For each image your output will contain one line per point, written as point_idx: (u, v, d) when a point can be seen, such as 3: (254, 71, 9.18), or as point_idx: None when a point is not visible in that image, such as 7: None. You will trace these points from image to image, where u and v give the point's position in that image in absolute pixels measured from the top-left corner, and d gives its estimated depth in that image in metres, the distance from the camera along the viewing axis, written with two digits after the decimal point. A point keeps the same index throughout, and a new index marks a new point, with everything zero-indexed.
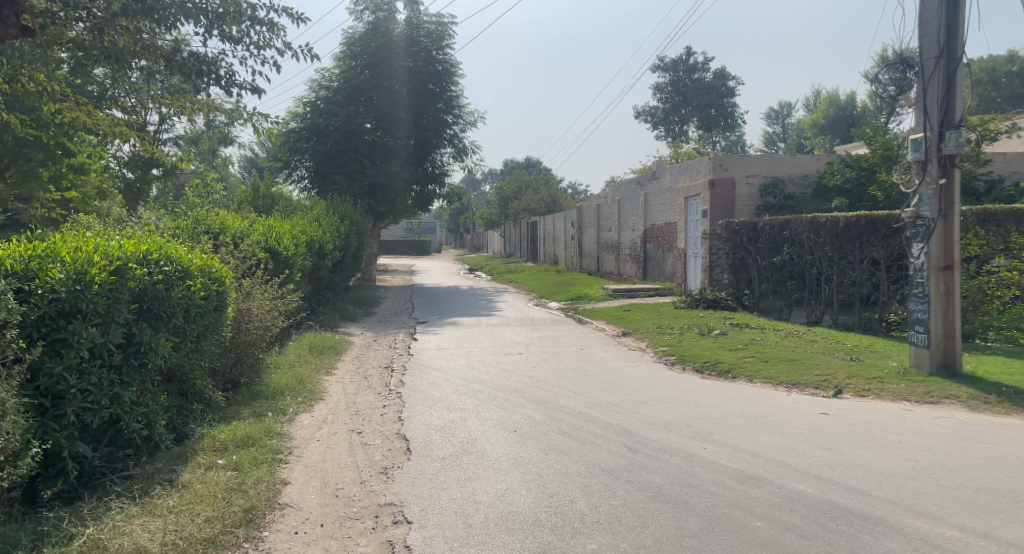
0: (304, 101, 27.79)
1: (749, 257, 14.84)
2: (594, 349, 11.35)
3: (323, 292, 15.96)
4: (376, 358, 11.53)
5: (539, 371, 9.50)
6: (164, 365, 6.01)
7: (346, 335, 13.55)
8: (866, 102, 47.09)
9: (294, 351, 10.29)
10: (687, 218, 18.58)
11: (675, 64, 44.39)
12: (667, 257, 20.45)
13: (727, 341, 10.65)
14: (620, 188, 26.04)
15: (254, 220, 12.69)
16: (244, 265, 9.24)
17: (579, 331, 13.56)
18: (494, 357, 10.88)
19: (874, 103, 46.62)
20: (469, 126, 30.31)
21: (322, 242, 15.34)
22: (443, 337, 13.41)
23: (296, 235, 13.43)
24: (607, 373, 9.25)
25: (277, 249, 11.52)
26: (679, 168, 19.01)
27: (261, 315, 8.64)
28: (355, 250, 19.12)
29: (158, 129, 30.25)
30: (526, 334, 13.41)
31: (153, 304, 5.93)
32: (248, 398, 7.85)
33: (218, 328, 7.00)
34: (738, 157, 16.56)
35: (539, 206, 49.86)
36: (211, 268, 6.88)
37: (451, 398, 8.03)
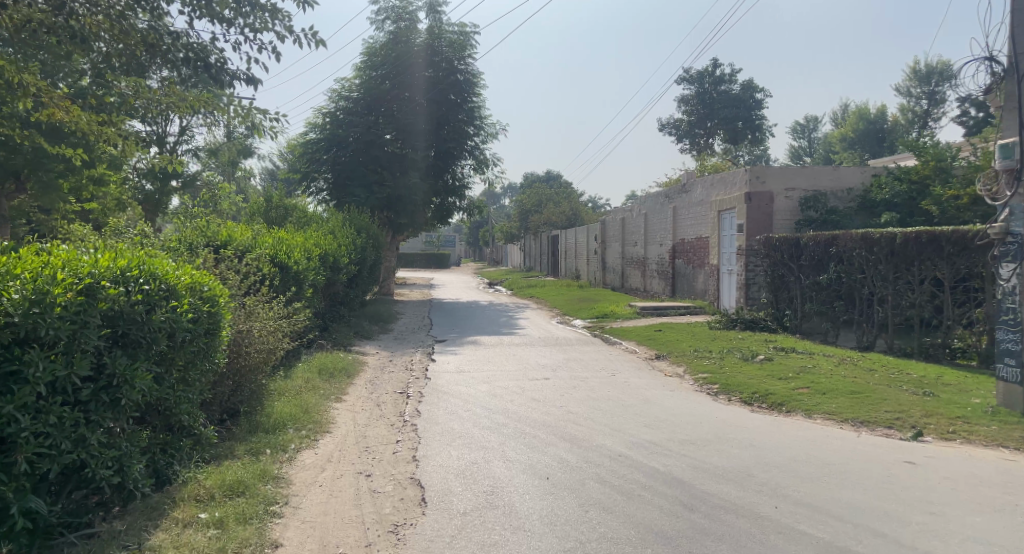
0: (323, 112, 27.23)
1: (791, 275, 13.85)
2: (627, 375, 10.43)
3: (337, 309, 15.18)
4: (391, 381, 10.69)
5: (569, 401, 8.60)
6: (143, 399, 5.23)
7: (359, 355, 12.71)
8: (898, 115, 45.77)
9: (302, 375, 9.47)
10: (720, 233, 17.63)
11: (701, 76, 43.47)
12: (698, 274, 19.50)
13: (775, 368, 9.69)
14: (646, 201, 25.14)
15: (263, 232, 11.95)
16: (247, 282, 8.46)
17: (608, 354, 12.65)
18: (519, 383, 9.99)
19: (905, 116, 45.43)
20: (491, 137, 29.53)
21: (337, 256, 14.56)
22: (463, 358, 12.56)
23: (309, 249, 12.67)
24: (645, 404, 8.33)
25: (287, 264, 10.76)
26: (712, 180, 18.09)
27: (264, 336, 7.84)
28: (372, 264, 18.35)
29: (178, 140, 29.94)
30: (551, 356, 12.51)
31: (130, 329, 5.14)
32: (246, 431, 7.05)
33: (211, 355, 6.22)
34: (776, 169, 15.61)
35: (560, 220, 49.00)
36: (203, 287, 6.10)
37: (472, 433, 7.15)
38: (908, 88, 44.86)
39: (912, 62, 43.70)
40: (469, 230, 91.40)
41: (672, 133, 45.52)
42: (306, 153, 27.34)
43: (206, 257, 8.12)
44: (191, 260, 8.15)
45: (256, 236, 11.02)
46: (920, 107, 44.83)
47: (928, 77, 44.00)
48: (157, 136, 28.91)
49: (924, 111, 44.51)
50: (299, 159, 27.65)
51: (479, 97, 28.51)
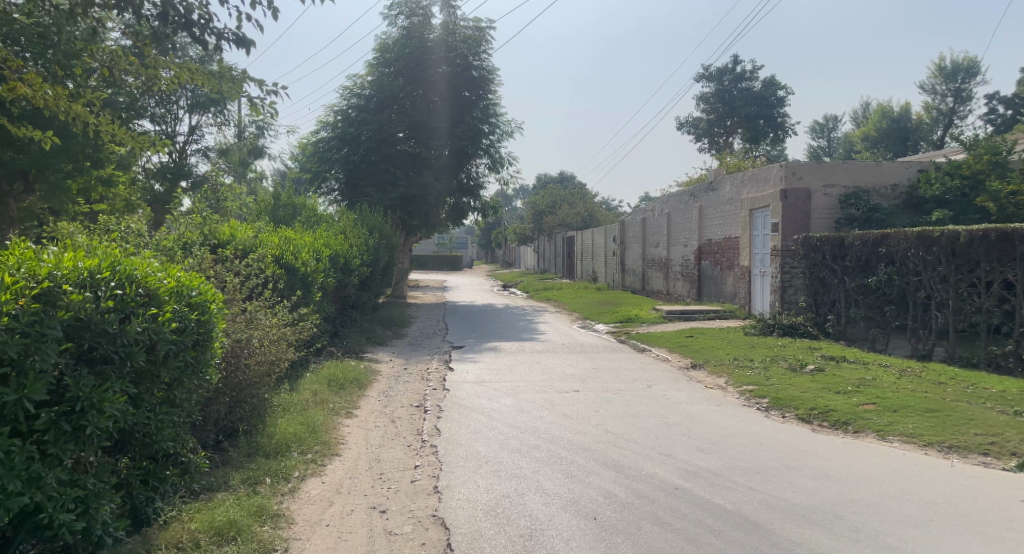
0: (334, 110, 26.49)
1: (833, 277, 12.91)
2: (664, 387, 9.53)
3: (348, 313, 14.37)
4: (406, 393, 9.85)
5: (605, 418, 7.73)
6: (116, 426, 4.45)
7: (372, 363, 11.87)
8: (922, 113, 44.61)
9: (310, 389, 8.61)
10: (753, 233, 16.76)
11: (720, 74, 42.62)
12: (727, 276, 18.59)
13: (830, 381, 8.77)
14: (669, 200, 24.24)
15: (269, 231, 11.18)
16: (249, 285, 7.64)
17: (639, 362, 11.77)
18: (546, 396, 9.10)
19: (929, 115, 44.27)
20: (506, 136, 28.63)
21: (348, 257, 13.73)
22: (483, 366, 11.70)
23: (318, 249, 11.85)
24: (691, 422, 7.41)
25: (294, 265, 9.94)
26: (744, 177, 17.25)
27: (266, 345, 7.03)
28: (385, 266, 17.52)
29: (188, 139, 29.36)
30: (576, 364, 11.61)
31: (99, 342, 4.37)
32: (245, 455, 6.22)
33: (202, 370, 5.41)
34: (814, 164, 14.71)
35: (575, 221, 48.15)
36: (192, 291, 5.30)
37: (501, 458, 6.29)
38: (932, 86, 43.73)
39: (938, 59, 42.49)
40: (481, 232, 90.63)
41: (690, 132, 44.61)
42: (317, 152, 26.61)
43: (204, 257, 7.33)
44: (187, 260, 7.35)
45: (261, 235, 10.25)
46: (944, 105, 43.69)
47: (955, 74, 42.75)
48: (167, 136, 28.34)
49: (950, 109, 43.34)
50: (311, 158, 26.90)
51: (494, 94, 27.69)
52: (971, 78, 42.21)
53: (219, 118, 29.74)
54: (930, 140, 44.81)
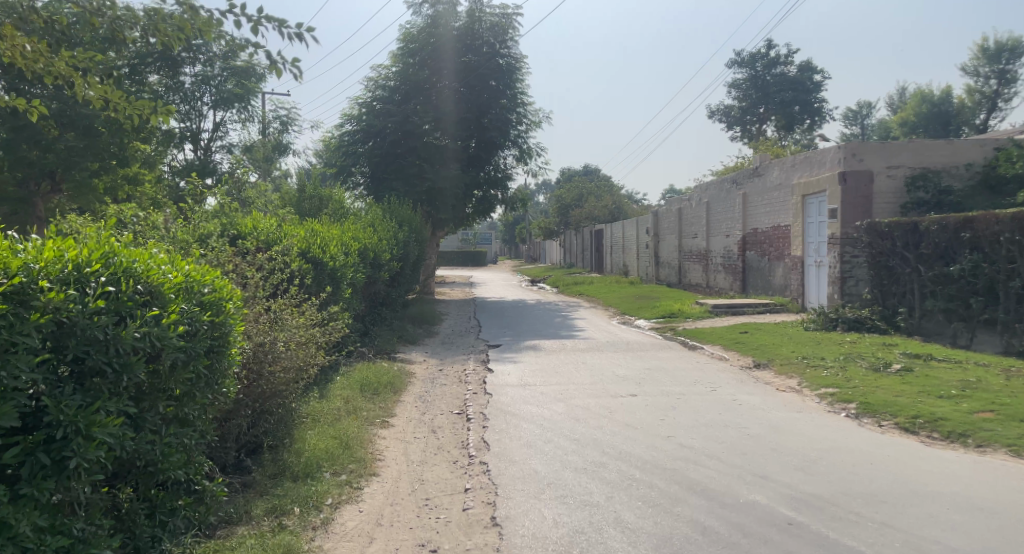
0: (358, 102, 25.68)
1: (906, 266, 11.88)
2: (732, 391, 8.57)
3: (377, 311, 13.53)
4: (444, 398, 8.98)
5: (675, 428, 6.79)
6: (110, 456, 3.60)
7: (405, 365, 11.01)
8: (964, 96, 43.04)
9: (340, 396, 7.76)
10: (806, 221, 15.88)
11: (753, 59, 41.50)
12: (777, 267, 17.65)
13: (925, 382, 7.78)
14: (707, 189, 23.23)
15: (294, 224, 10.39)
16: (272, 282, 6.82)
17: (694, 361, 10.81)
18: (601, 402, 8.15)
19: (972, 98, 42.64)
20: (534, 126, 27.57)
21: (377, 252, 12.89)
22: (525, 367, 10.81)
23: (346, 243, 11.03)
24: (776, 433, 6.44)
25: (321, 259, 9.11)
26: (796, 161, 16.35)
27: (293, 350, 6.20)
28: (415, 261, 16.64)
29: (211, 136, 28.79)
30: (626, 364, 10.65)
31: (90, 353, 3.50)
32: (269, 477, 5.38)
33: (217, 381, 4.55)
34: (876, 145, 13.89)
35: (603, 214, 47.09)
36: (204, 288, 4.45)
37: (566, 481, 5.38)
38: (975, 67, 42.05)
39: (982, 39, 40.81)
40: (505, 227, 89.74)
41: (722, 120, 43.58)
42: (341, 146, 25.88)
43: (222, 250, 6.51)
44: (204, 254, 6.54)
45: (285, 227, 9.44)
46: (988, 87, 42.05)
47: (999, 55, 41.05)
48: (191, 133, 27.76)
49: (993, 92, 41.68)
50: (336, 152, 26.16)
51: (522, 83, 26.63)
52: (1016, 59, 40.51)
53: (242, 114, 29.17)
54: (973, 124, 43.17)
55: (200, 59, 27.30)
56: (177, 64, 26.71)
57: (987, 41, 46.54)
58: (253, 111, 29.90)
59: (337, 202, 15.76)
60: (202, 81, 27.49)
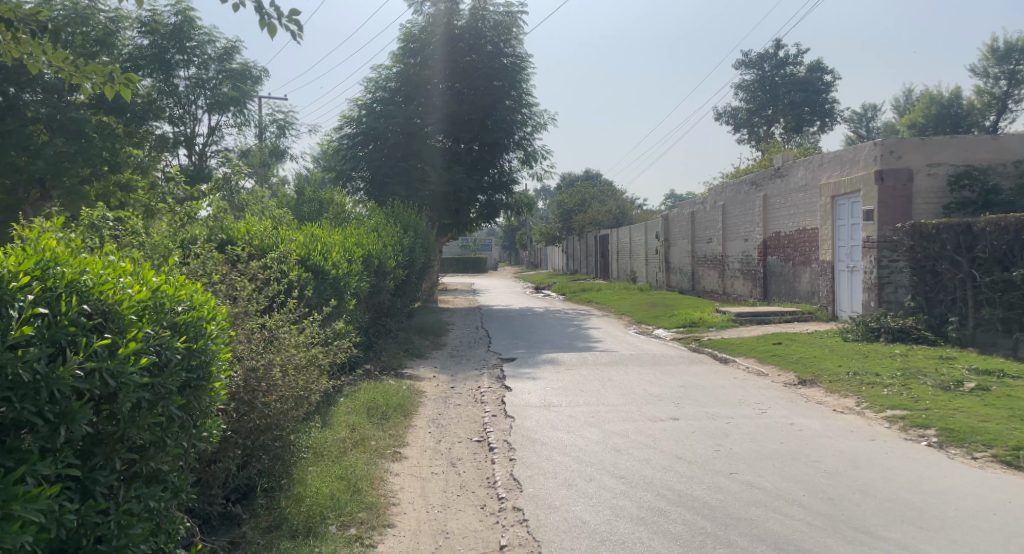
0: (359, 104, 24.73)
1: (957, 271, 11.09)
2: (784, 412, 7.65)
3: (383, 322, 12.61)
4: (459, 421, 8.04)
5: (735, 460, 5.85)
6: (43, 540, 2.63)
7: (414, 383, 10.03)
8: (973, 98, 42.24)
9: (345, 423, 6.80)
10: (836, 223, 15.08)
11: (761, 60, 40.83)
12: (802, 272, 16.83)
13: (1010, 403, 6.90)
14: (722, 191, 22.39)
15: (292, 229, 9.48)
16: (267, 293, 5.87)
17: (731, 377, 9.89)
18: (641, 428, 7.19)
19: (981, 99, 41.86)
20: (540, 128, 26.69)
21: (382, 259, 11.96)
22: (545, 383, 9.88)
23: (349, 249, 10.09)
24: (859, 470, 5.48)
25: (322, 268, 8.19)
26: (824, 159, 15.54)
27: (291, 375, 5.22)
28: (422, 268, 15.69)
29: (207, 140, 27.96)
30: (657, 380, 9.68)
31: (14, 399, 2.56)
32: (263, 535, 4.38)
33: (196, 425, 3.53)
34: (915, 142, 13.14)
35: (606, 219, 46.15)
36: (178, 305, 3.46)
37: (621, 534, 4.44)
38: (984, 68, 41.27)
39: (991, 40, 40.02)
40: (505, 234, 88.68)
41: (728, 123, 42.86)
42: (341, 150, 24.98)
43: (210, 257, 5.59)
44: (186, 262, 5.63)
45: (282, 231, 8.51)
46: (997, 89, 41.30)
47: (1008, 56, 40.26)
48: (185, 138, 26.87)
49: (1003, 93, 40.88)
50: (336, 156, 25.21)
51: (528, 83, 25.71)
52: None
53: (239, 118, 28.28)
54: (982, 126, 42.33)
55: (195, 62, 26.47)
56: (172, 67, 25.87)
57: (994, 41, 45.79)
58: (250, 115, 29.01)
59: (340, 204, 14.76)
60: (196, 84, 26.61)
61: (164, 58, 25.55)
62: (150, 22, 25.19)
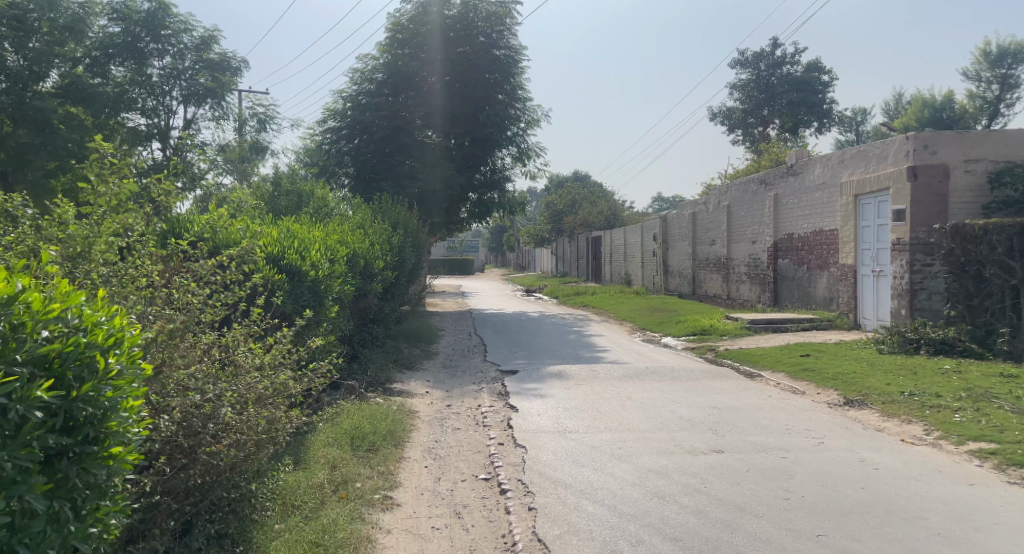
0: (343, 96, 23.36)
1: (1009, 277, 10.07)
2: (844, 443, 6.48)
3: (368, 329, 11.35)
4: (461, 452, 6.79)
5: (814, 514, 4.66)
6: None
7: (405, 401, 8.76)
8: (966, 101, 41.56)
9: (323, 460, 5.53)
10: (859, 223, 14.01)
11: (757, 60, 39.93)
12: (819, 276, 15.77)
13: None
14: (728, 191, 21.28)
15: (266, 223, 8.22)
16: (227, 298, 4.63)
17: (765, 396, 8.70)
18: (681, 464, 5.96)
19: (973, 103, 41.11)
20: (534, 124, 25.44)
21: (369, 259, 10.71)
22: (555, 402, 8.64)
23: (330, 247, 8.83)
24: (981, 532, 4.30)
25: (299, 268, 6.94)
26: (846, 155, 14.46)
27: (247, 410, 3.94)
28: (410, 269, 14.41)
29: (184, 134, 26.54)
30: (683, 400, 8.45)
31: None
32: None
33: (82, 510, 2.43)
34: (951, 134, 12.07)
35: (597, 221, 44.96)
36: (56, 326, 2.33)
37: None
38: (977, 72, 40.54)
39: (986, 43, 39.31)
40: (492, 235, 87.32)
41: (723, 123, 41.93)
42: (324, 145, 23.60)
43: (150, 250, 4.34)
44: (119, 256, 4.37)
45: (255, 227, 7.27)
46: (989, 92, 40.63)
47: (1001, 59, 39.53)
48: (159, 131, 25.37)
49: (996, 97, 40.20)
50: (318, 151, 23.83)
51: (521, 77, 24.48)
52: (1020, 63, 38.99)
53: (217, 111, 26.84)
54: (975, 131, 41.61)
55: (170, 51, 25.06)
56: (145, 56, 24.43)
57: (987, 43, 45.05)
58: (228, 108, 27.54)
59: (312, 191, 13.29)
60: (171, 74, 25.18)
61: (137, 47, 24.09)
62: (122, 8, 23.72)
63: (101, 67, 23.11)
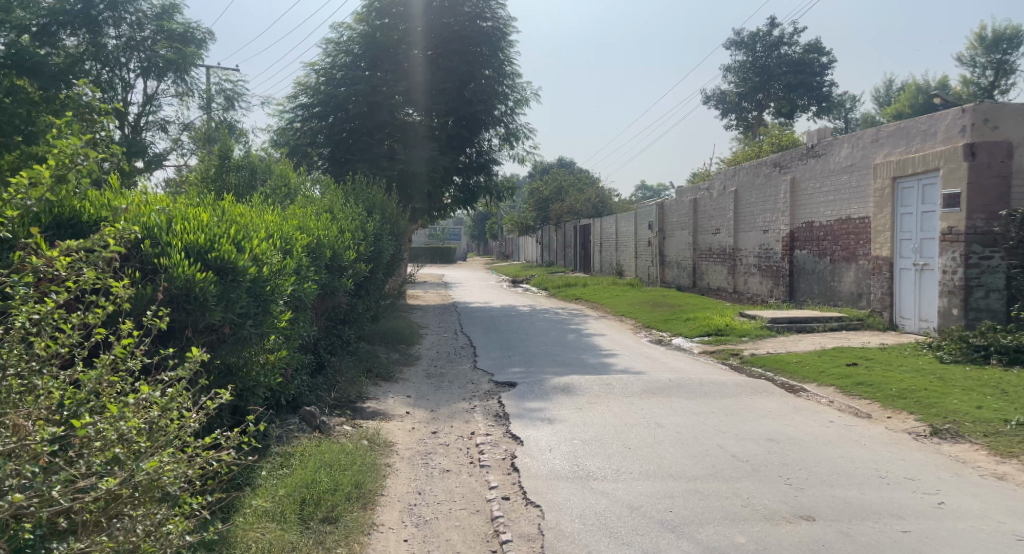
0: (316, 69, 21.27)
1: None
2: (970, 500, 4.82)
3: (336, 332, 9.57)
4: (450, 511, 5.06)
5: None
6: None
7: (379, 429, 7.01)
8: (960, 88, 40.16)
9: (251, 553, 3.87)
10: (896, 210, 12.37)
11: (753, 40, 38.30)
12: (844, 269, 14.19)
13: None
14: (735, 175, 19.64)
15: (200, 203, 6.40)
16: (78, 322, 2.92)
17: (825, 421, 7.06)
18: (764, 541, 4.25)
19: (968, 90, 39.68)
20: (524, 103, 23.57)
21: (335, 247, 8.86)
22: (568, 430, 6.90)
23: (285, 236, 7.02)
24: None
25: (233, 264, 5.14)
26: (882, 133, 12.83)
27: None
28: (389, 259, 12.60)
29: (144, 111, 24.39)
30: (729, 429, 6.74)
31: None
32: None
33: None
34: (1014, 108, 10.54)
35: (585, 208, 43.20)
36: None
37: None
38: (972, 57, 39.14)
39: (983, 26, 37.78)
40: (474, 222, 85.43)
41: (716, 107, 40.36)
42: (296, 123, 21.52)
43: None
44: None
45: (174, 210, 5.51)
46: (984, 79, 39.17)
47: (997, 44, 38.05)
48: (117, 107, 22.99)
49: (990, 84, 38.75)
50: (288, 130, 21.67)
51: (510, 51, 22.62)
52: (1015, 48, 37.64)
53: (180, 87, 24.62)
54: None
55: (127, 19, 22.43)
56: (98, 25, 21.76)
57: (983, 29, 43.68)
58: (193, 84, 25.19)
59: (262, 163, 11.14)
60: (127, 44, 22.59)
61: (90, 14, 21.42)
62: None
63: (50, 36, 20.77)
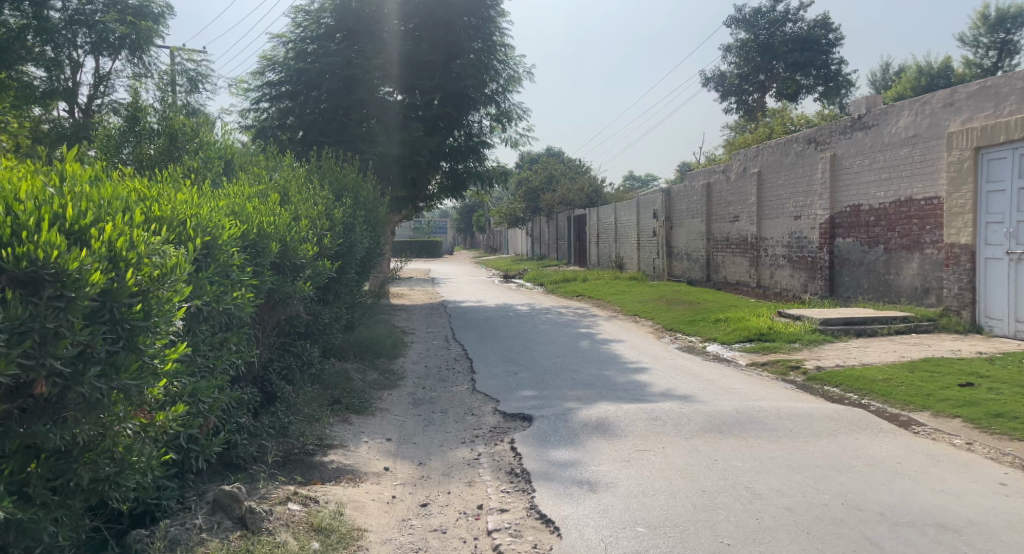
0: (285, 41, 18.75)
1: None
2: None
3: (291, 352, 7.23)
4: None
5: None
6: None
7: (340, 507, 4.73)
8: (963, 68, 38.11)
9: None
10: (979, 188, 10.22)
11: (755, 17, 36.17)
12: (905, 260, 12.02)
13: None
14: (757, 154, 17.46)
15: (49, 173, 4.07)
16: None
17: (994, 485, 4.83)
18: None
19: (971, 71, 37.65)
20: (516, 81, 21.22)
21: (285, 238, 6.55)
22: (625, 505, 4.64)
23: (201, 223, 4.69)
24: None
25: (59, 268, 2.86)
26: (964, 97, 10.69)
27: None
28: (365, 252, 10.23)
29: (95, 94, 21.83)
30: (864, 503, 4.51)
31: None
32: None
33: None
34: None
35: (577, 198, 40.90)
36: None
37: None
38: (975, 37, 37.06)
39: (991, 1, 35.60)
40: (461, 214, 82.97)
41: (715, 89, 38.22)
42: (262, 102, 19.04)
43: None
44: None
45: None
46: (987, 59, 37.04)
47: (1002, 22, 35.98)
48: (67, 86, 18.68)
49: (993, 65, 36.57)
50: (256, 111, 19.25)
51: (501, 22, 20.26)
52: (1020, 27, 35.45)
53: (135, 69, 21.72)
54: None
55: None
56: None
57: (988, 8, 41.69)
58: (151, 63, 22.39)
59: (196, 128, 8.87)
60: (73, 17, 18.11)
61: None
62: None
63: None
